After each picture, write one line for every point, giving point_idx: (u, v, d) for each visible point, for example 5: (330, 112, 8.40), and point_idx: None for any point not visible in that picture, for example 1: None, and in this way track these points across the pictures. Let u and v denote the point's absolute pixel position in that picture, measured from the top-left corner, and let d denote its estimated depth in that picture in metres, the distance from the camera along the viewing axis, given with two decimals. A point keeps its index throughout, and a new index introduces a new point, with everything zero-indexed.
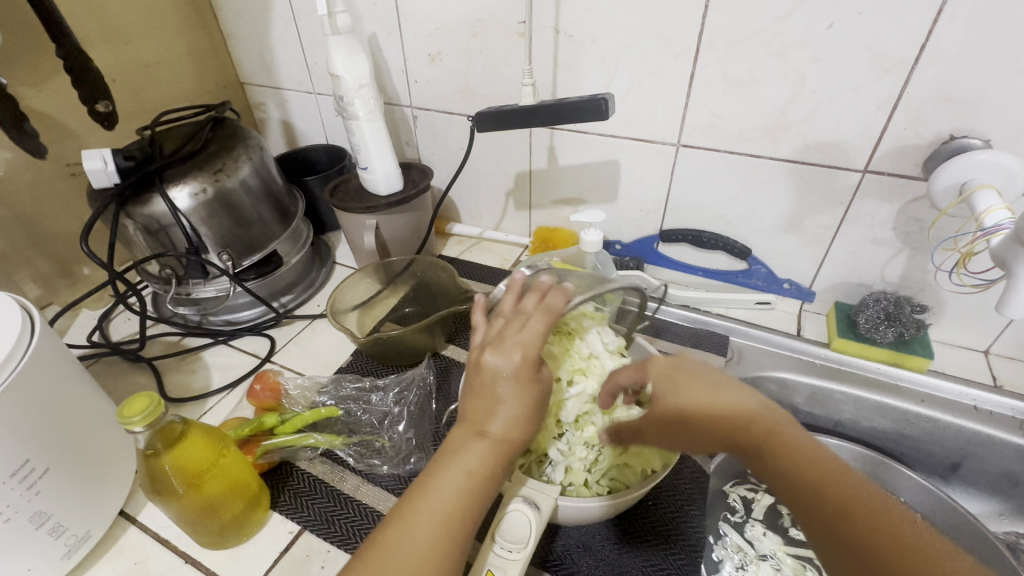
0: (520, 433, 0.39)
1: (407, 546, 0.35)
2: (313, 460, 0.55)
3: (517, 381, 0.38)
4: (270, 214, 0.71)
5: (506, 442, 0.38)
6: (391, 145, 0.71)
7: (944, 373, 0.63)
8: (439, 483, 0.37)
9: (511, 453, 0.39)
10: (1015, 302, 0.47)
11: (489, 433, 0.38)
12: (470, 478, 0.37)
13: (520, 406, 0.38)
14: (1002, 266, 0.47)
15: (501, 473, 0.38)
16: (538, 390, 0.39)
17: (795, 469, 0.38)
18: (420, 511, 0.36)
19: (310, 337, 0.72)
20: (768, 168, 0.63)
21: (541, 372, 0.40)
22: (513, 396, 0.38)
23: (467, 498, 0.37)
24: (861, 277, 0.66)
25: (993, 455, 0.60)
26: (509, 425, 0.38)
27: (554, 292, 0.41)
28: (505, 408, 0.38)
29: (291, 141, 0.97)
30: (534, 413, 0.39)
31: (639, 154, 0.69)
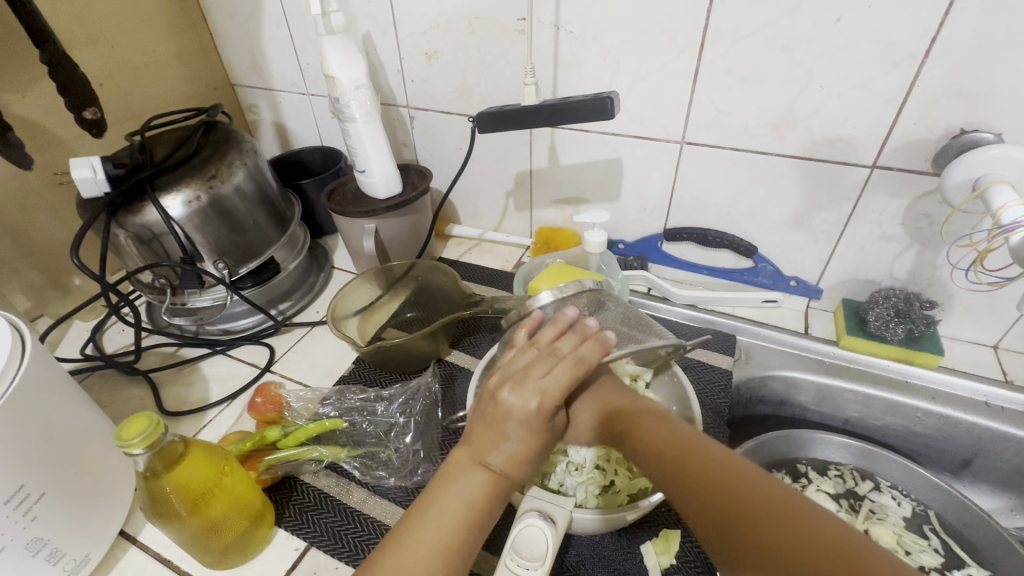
0: (519, 472, 0.38)
1: None
2: (318, 473, 0.53)
3: (528, 428, 0.38)
4: (266, 219, 0.70)
5: (505, 477, 0.38)
6: (388, 148, 0.70)
7: (954, 369, 0.62)
8: (441, 513, 0.36)
9: (509, 487, 0.39)
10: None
11: (491, 467, 0.38)
12: (472, 510, 0.37)
13: (525, 448, 0.38)
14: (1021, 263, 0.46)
15: (498, 507, 0.38)
16: (546, 436, 0.39)
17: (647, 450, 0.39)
18: (416, 542, 0.35)
19: (310, 344, 0.70)
20: (775, 165, 0.62)
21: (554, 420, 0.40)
22: (520, 438, 0.38)
23: (465, 530, 0.36)
24: (868, 274, 0.66)
25: (1004, 451, 0.59)
26: (511, 461, 0.38)
27: (592, 343, 0.40)
28: (509, 446, 0.38)
29: (284, 143, 0.95)
30: (538, 454, 0.39)
31: (642, 152, 0.68)
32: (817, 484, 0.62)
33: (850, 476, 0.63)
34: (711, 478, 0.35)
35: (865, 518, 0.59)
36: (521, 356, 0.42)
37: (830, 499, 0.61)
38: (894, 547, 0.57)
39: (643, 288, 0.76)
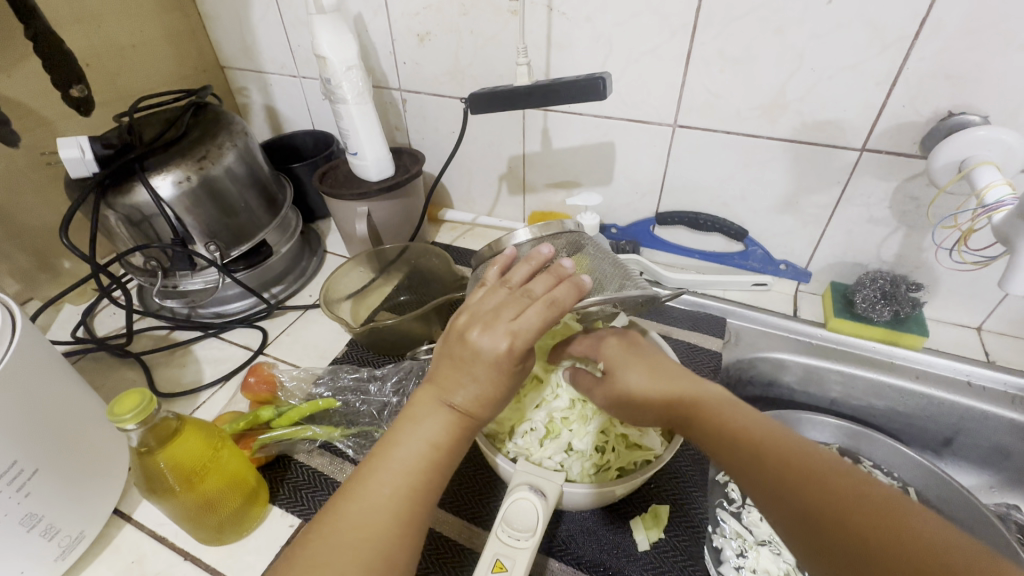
0: (484, 411, 0.37)
1: (360, 519, 0.33)
2: (312, 452, 0.54)
3: (501, 371, 0.36)
4: (257, 202, 0.69)
5: (470, 417, 0.37)
6: (380, 130, 0.69)
7: (939, 350, 0.64)
8: (407, 456, 0.36)
9: (473, 427, 0.38)
10: (1018, 275, 0.46)
11: (456, 409, 0.37)
12: (437, 453, 0.36)
13: (490, 389, 0.37)
14: (1005, 242, 0.47)
15: (464, 444, 0.37)
16: (512, 381, 0.38)
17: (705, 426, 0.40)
18: (376, 483, 0.35)
19: (303, 327, 0.71)
20: (766, 148, 0.63)
21: (524, 362, 0.38)
22: (486, 379, 0.36)
23: (428, 469, 0.36)
24: (856, 257, 0.66)
25: (985, 429, 0.60)
26: (475, 402, 0.37)
27: (565, 285, 0.38)
28: (475, 387, 0.36)
29: (276, 127, 0.95)
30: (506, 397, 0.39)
31: (635, 135, 0.68)
32: None
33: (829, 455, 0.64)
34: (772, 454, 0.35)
35: None
36: (491, 295, 0.39)
37: None
38: None
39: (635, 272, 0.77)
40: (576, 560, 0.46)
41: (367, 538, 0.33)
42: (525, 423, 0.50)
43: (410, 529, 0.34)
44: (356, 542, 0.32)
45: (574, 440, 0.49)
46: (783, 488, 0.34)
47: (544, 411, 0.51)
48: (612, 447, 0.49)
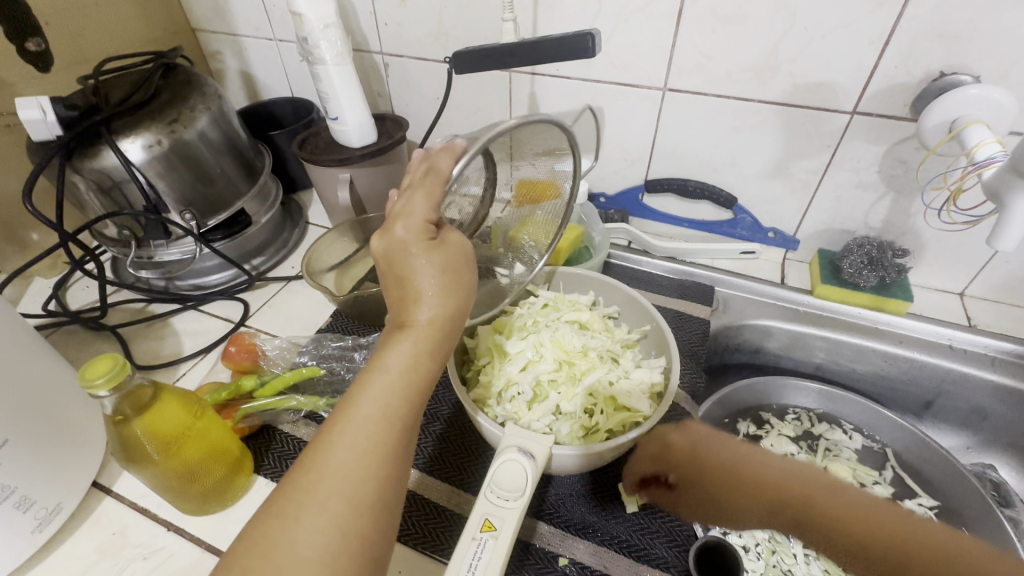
0: (445, 308, 0.36)
1: (335, 472, 0.30)
2: (297, 422, 0.53)
3: (437, 256, 0.36)
4: (234, 169, 0.67)
5: (433, 325, 0.35)
6: (362, 93, 0.66)
7: (922, 315, 0.64)
8: (387, 385, 0.33)
9: (442, 338, 0.36)
10: (1005, 235, 0.46)
11: (418, 321, 0.35)
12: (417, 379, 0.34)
13: (428, 277, 0.35)
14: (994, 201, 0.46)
15: (434, 360, 0.35)
16: (462, 271, 0.37)
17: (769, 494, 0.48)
18: (355, 418, 0.32)
19: (286, 299, 0.69)
20: (757, 112, 0.62)
21: (457, 244, 0.37)
22: (421, 270, 0.36)
23: (402, 398, 0.33)
24: (844, 223, 0.66)
25: (965, 391, 0.62)
26: (432, 301, 0.35)
27: (440, 153, 0.37)
28: (417, 283, 0.36)
29: (252, 93, 0.91)
30: (470, 292, 0.37)
31: (624, 99, 0.67)
32: (780, 428, 0.64)
33: (808, 419, 0.65)
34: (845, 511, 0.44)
35: (823, 456, 0.62)
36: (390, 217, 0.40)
37: (792, 442, 0.63)
38: (850, 481, 0.60)
39: (623, 242, 0.76)
40: (566, 522, 0.46)
41: (345, 484, 0.30)
42: (511, 383, 0.50)
43: (402, 457, 0.32)
44: (333, 492, 0.29)
45: (561, 405, 0.49)
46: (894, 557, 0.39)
47: (530, 374, 0.50)
48: (600, 409, 0.49)
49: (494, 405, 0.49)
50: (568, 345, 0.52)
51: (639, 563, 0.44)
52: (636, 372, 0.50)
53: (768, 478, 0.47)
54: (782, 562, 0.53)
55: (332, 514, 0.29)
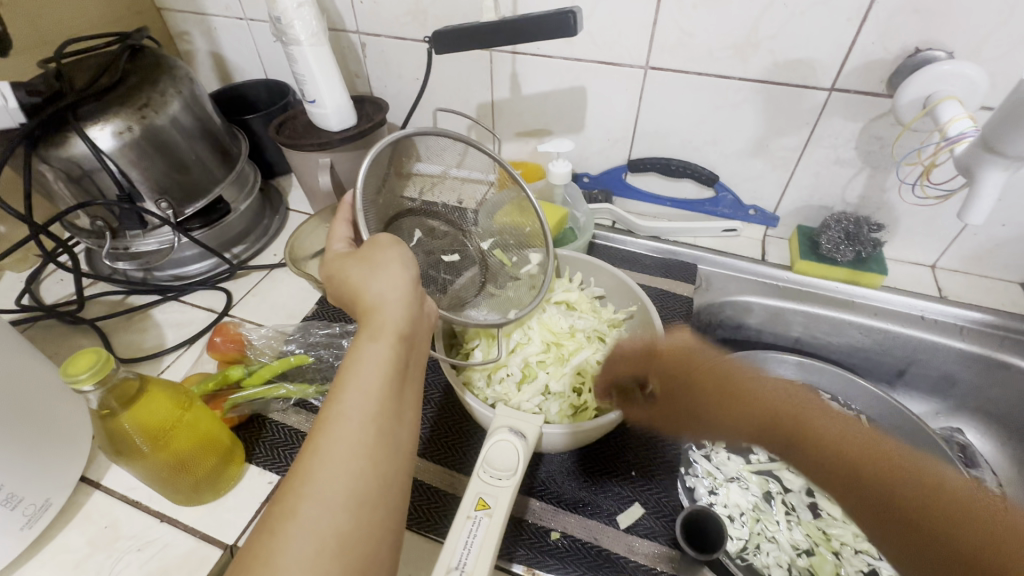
0: (384, 292, 0.37)
1: (305, 480, 0.30)
2: (287, 411, 0.53)
3: (355, 257, 0.40)
4: (209, 155, 0.65)
5: (378, 315, 0.36)
6: (339, 75, 0.65)
7: (896, 288, 0.66)
8: (345, 381, 0.33)
9: (393, 322, 0.36)
10: (976, 208, 0.47)
11: (368, 316, 0.37)
12: (374, 367, 0.34)
13: (355, 278, 0.39)
14: (966, 174, 0.47)
15: (385, 346, 0.35)
16: (393, 254, 0.39)
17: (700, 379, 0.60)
18: (325, 423, 0.32)
19: (269, 287, 0.68)
20: (738, 89, 0.62)
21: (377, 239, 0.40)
22: (354, 274, 0.39)
23: (364, 391, 0.33)
24: (822, 200, 0.68)
25: (935, 359, 0.64)
26: (372, 295, 0.37)
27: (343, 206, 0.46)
28: (355, 286, 0.38)
29: (224, 76, 0.89)
30: (400, 264, 0.38)
31: (606, 78, 0.67)
32: None
33: None
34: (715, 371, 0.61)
35: None
36: None
37: None
38: None
39: (608, 223, 0.77)
40: (558, 498, 0.48)
41: (314, 488, 0.29)
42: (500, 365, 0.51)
43: (374, 446, 0.31)
44: (302, 499, 0.29)
45: (549, 385, 0.50)
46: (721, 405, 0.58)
47: (519, 356, 0.52)
48: (589, 388, 0.50)
49: (486, 387, 0.50)
50: (556, 327, 0.54)
51: (629, 533, 0.45)
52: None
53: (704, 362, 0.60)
54: (764, 528, 0.56)
55: (306, 520, 0.28)
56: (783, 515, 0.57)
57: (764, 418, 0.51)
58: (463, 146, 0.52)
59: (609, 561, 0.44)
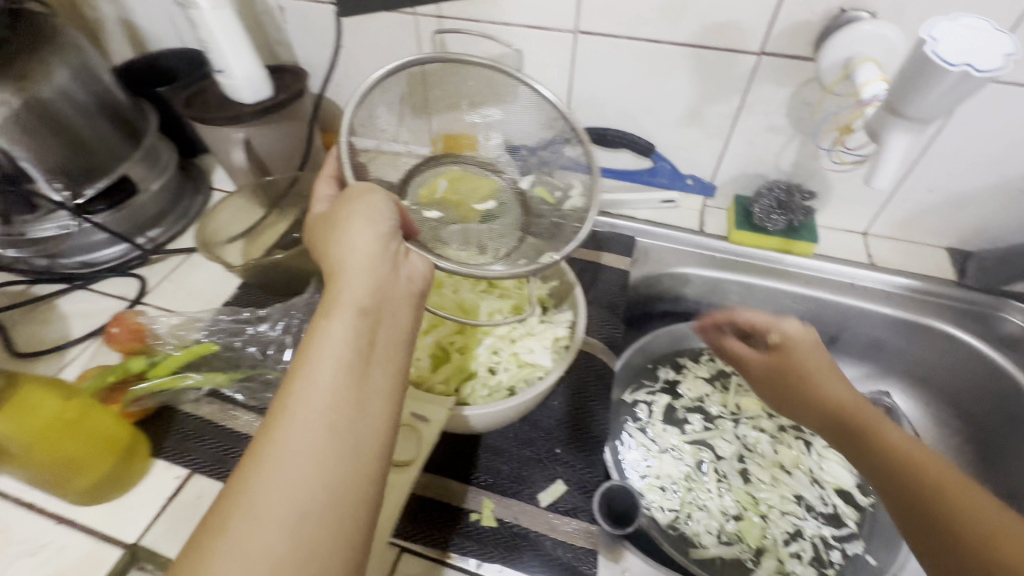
0: (353, 251, 0.33)
1: (250, 480, 0.25)
2: (200, 401, 0.50)
3: (329, 215, 0.37)
4: (110, 132, 0.60)
5: (345, 277, 0.32)
6: (249, 42, 0.60)
7: (829, 255, 0.66)
8: (302, 362, 0.29)
9: (363, 285, 0.32)
10: (880, 174, 0.46)
11: (337, 277, 0.33)
12: (336, 342, 0.29)
13: (327, 239, 0.36)
14: (875, 139, 0.46)
15: (353, 314, 0.30)
16: (365, 210, 0.36)
17: (868, 441, 0.40)
18: (278, 410, 0.27)
19: (187, 272, 0.65)
20: (668, 54, 0.60)
21: (350, 196, 0.38)
22: (327, 237, 0.36)
23: (326, 369, 0.28)
24: (757, 168, 0.67)
25: (864, 325, 0.65)
26: (340, 255, 0.34)
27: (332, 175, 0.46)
28: (327, 247, 0.35)
29: (138, 45, 0.82)
30: (373, 221, 0.35)
31: (536, 44, 0.64)
32: (695, 371, 0.66)
33: None
34: (862, 415, 0.42)
35: (735, 392, 0.64)
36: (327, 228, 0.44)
37: (706, 383, 0.65)
38: (759, 412, 0.63)
39: None
40: (480, 480, 0.47)
41: (258, 491, 0.25)
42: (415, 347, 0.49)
43: (337, 437, 0.27)
44: (242, 504, 0.24)
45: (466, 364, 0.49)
46: (895, 479, 0.37)
47: (433, 337, 0.51)
48: (505, 366, 0.49)
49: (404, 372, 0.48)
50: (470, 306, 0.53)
51: (549, 511, 0.45)
52: (542, 328, 0.50)
53: (835, 402, 0.44)
54: (696, 498, 0.56)
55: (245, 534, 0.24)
56: (716, 483, 0.57)
57: (902, 460, 0.37)
58: (445, 65, 0.60)
59: (527, 539, 0.44)
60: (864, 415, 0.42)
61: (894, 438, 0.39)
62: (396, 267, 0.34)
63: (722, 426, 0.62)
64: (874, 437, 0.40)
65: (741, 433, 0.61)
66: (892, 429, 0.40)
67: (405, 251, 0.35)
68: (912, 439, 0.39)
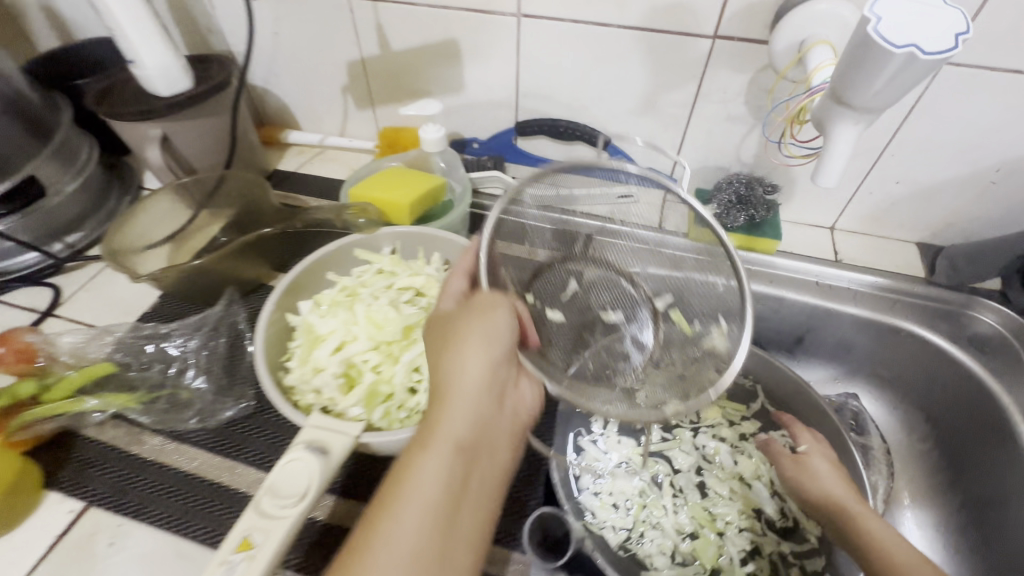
0: (467, 380, 0.37)
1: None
2: (104, 425, 0.46)
3: (457, 319, 0.40)
4: (12, 130, 0.55)
5: (458, 407, 0.36)
6: (161, 29, 0.55)
7: (793, 253, 0.63)
8: (404, 484, 0.32)
9: (471, 426, 0.36)
10: (829, 168, 0.42)
11: (448, 400, 0.36)
12: (436, 476, 0.32)
13: (446, 349, 0.38)
14: (823, 129, 0.42)
15: (459, 455, 0.34)
16: (485, 336, 0.38)
17: (853, 534, 0.43)
18: (379, 523, 0.30)
19: (106, 281, 0.60)
20: (618, 39, 0.55)
21: (471, 307, 0.40)
22: (449, 346, 0.38)
23: (428, 501, 0.31)
24: (718, 160, 0.63)
25: (830, 326, 0.62)
26: (452, 374, 0.37)
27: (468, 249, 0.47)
28: (447, 356, 0.38)
29: (63, 35, 0.77)
30: (490, 351, 0.38)
31: (478, 29, 0.59)
32: None
33: None
34: (848, 508, 0.45)
35: None
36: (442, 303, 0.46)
37: None
38: (719, 420, 0.60)
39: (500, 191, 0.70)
40: None
41: None
42: (318, 367, 0.43)
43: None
44: None
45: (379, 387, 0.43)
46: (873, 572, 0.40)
47: (339, 355, 0.44)
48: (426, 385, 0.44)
49: (307, 396, 0.42)
50: (382, 317, 0.46)
51: None
52: None
53: (832, 494, 0.46)
54: (650, 515, 0.53)
55: None
56: (671, 499, 0.54)
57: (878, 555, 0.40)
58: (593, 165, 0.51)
59: None
60: (852, 511, 0.44)
61: (873, 531, 0.42)
62: (497, 398, 0.39)
63: (681, 436, 0.59)
64: (857, 530, 0.43)
65: (699, 443, 0.58)
66: (868, 519, 0.43)
67: (507, 380, 0.40)
68: (898, 537, 0.41)
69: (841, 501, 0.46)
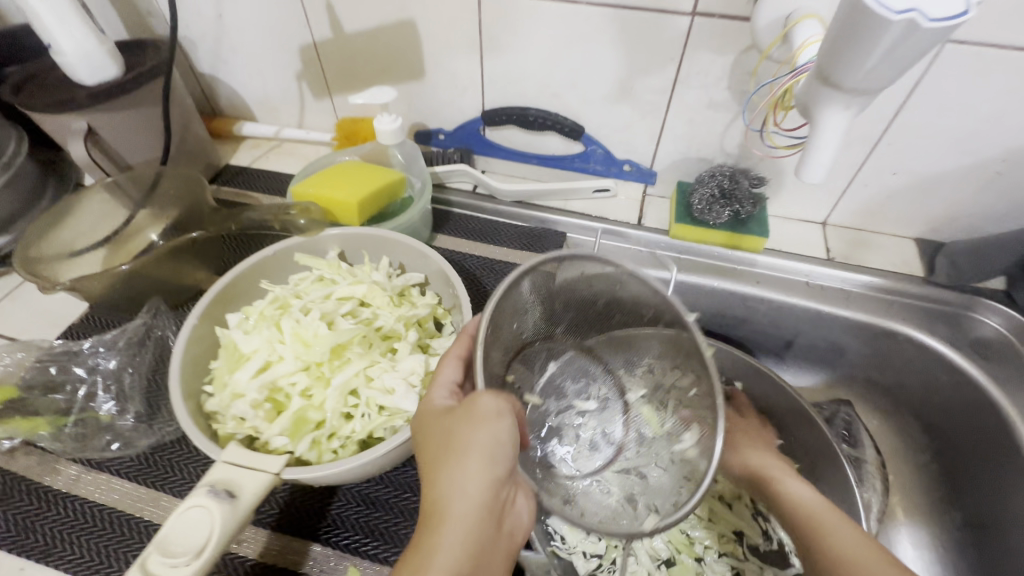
0: (462, 509, 0.29)
1: None
2: (14, 452, 0.42)
3: (451, 423, 0.32)
4: None
5: (448, 540, 0.28)
6: (80, 11, 0.49)
7: (780, 251, 0.58)
8: None
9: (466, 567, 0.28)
10: (813, 158, 0.38)
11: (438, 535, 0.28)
12: None
13: (437, 462, 0.30)
14: (807, 114, 0.37)
15: None
16: (485, 450, 0.30)
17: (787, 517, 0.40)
18: None
19: (34, 289, 0.55)
20: (587, 18, 0.50)
21: (467, 408, 0.32)
22: (440, 458, 0.30)
23: None
24: (700, 151, 0.58)
25: (821, 330, 0.57)
26: (443, 500, 0.29)
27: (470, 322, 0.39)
28: (438, 474, 0.30)
29: None
30: (492, 468, 0.30)
31: (435, 8, 0.54)
32: None
33: None
34: (779, 489, 0.42)
35: None
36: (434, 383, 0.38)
37: None
38: None
39: (468, 186, 0.65)
40: (347, 543, 0.39)
41: None
42: (237, 393, 0.39)
43: None
44: None
45: (306, 415, 0.39)
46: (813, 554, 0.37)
47: (262, 379, 0.40)
48: (363, 412, 0.40)
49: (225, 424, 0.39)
50: (313, 336, 0.42)
51: None
52: (407, 361, 0.42)
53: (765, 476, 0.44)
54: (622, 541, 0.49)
55: None
56: None
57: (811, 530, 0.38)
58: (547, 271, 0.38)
59: None
60: (780, 490, 0.42)
61: (804, 507, 0.39)
62: (500, 525, 0.30)
63: None
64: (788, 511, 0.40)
65: None
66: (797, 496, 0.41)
67: (514, 501, 0.32)
68: (824, 504, 0.39)
69: (771, 483, 0.43)
